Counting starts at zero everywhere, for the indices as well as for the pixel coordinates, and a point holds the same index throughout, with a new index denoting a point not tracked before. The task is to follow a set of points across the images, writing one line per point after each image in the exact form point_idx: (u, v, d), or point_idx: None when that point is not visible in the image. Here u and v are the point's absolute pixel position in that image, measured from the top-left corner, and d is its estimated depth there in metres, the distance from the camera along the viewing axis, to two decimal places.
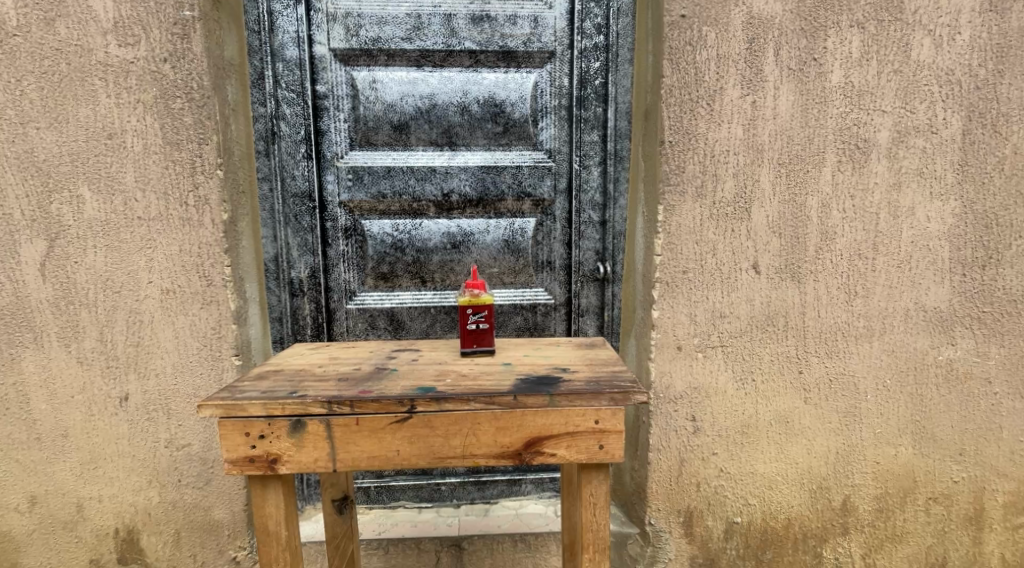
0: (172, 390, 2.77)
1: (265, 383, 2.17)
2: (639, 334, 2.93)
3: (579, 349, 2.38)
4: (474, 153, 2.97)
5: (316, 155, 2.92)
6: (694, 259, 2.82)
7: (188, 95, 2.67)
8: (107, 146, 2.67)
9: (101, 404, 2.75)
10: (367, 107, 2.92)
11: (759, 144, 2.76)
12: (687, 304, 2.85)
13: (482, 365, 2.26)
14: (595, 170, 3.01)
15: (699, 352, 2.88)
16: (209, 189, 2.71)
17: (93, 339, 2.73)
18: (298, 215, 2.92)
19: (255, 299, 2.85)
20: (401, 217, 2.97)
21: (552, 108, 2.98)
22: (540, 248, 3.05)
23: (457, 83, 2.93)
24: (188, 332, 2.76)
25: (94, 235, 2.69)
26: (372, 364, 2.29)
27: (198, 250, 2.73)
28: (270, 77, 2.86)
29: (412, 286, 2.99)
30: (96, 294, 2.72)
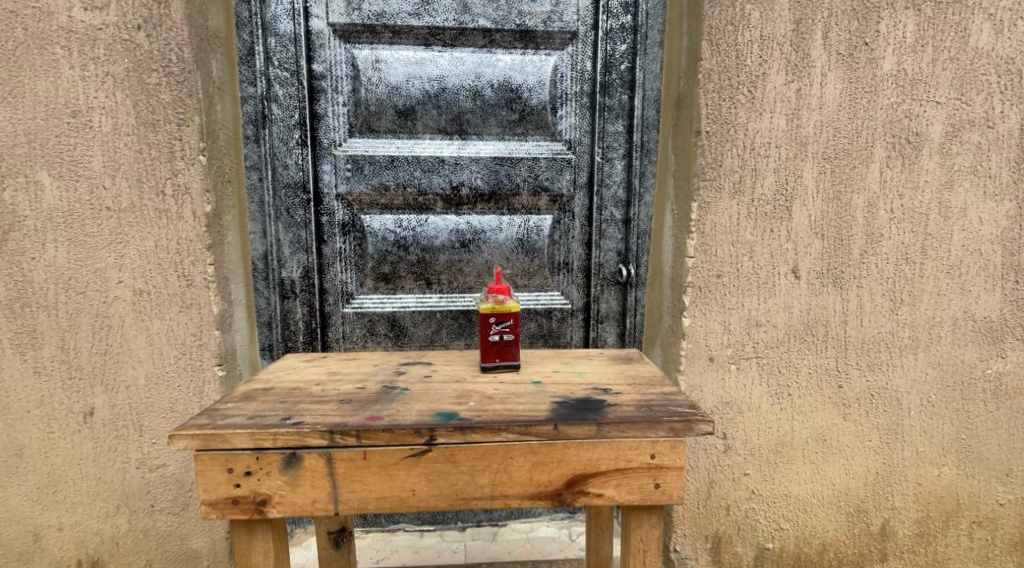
0: (145, 403, 2.47)
1: (252, 406, 1.86)
2: (666, 344, 2.60)
3: (614, 367, 2.11)
4: (486, 142, 2.65)
5: (311, 142, 2.59)
6: (729, 262, 2.50)
7: (166, 69, 2.38)
8: (70, 126, 2.36)
9: (62, 420, 2.44)
10: (369, 89, 2.60)
11: (802, 137, 2.46)
12: (720, 311, 2.53)
13: (508, 385, 1.98)
14: (619, 164, 2.69)
15: (732, 364, 2.56)
16: (189, 177, 2.42)
17: (54, 347, 2.42)
18: (291, 209, 2.61)
19: (241, 301, 2.55)
20: (406, 213, 2.64)
21: (574, 94, 2.66)
22: (557, 247, 2.74)
23: (469, 65, 2.61)
24: (164, 339, 2.46)
25: (54, 228, 2.39)
26: (378, 382, 1.99)
27: (176, 246, 2.43)
28: (262, 53, 2.55)
29: (416, 289, 2.67)
30: (56, 295, 2.41)
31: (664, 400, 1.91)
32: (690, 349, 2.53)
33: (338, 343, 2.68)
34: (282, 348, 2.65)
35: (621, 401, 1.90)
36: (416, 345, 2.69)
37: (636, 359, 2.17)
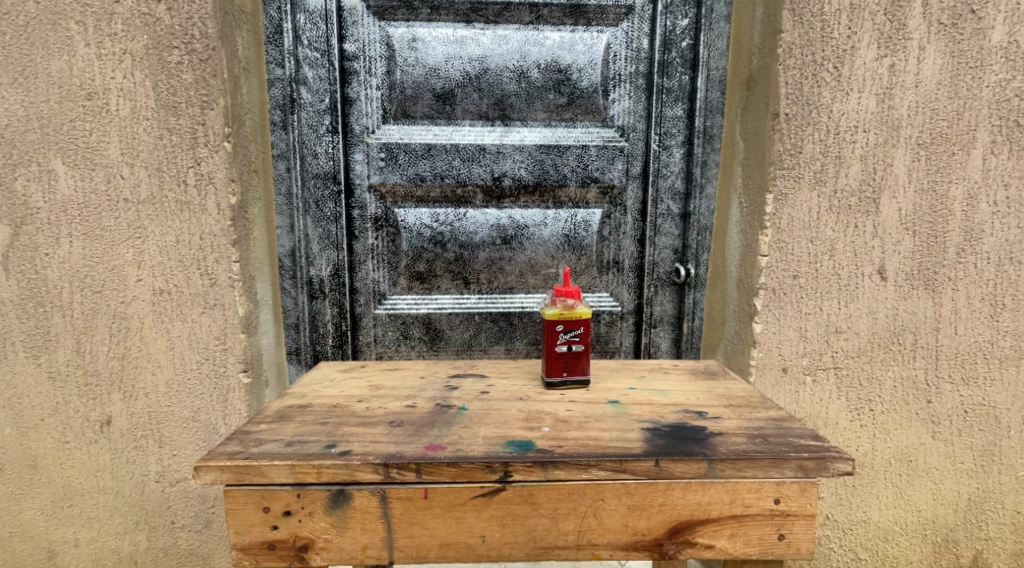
0: (164, 413, 2.28)
1: (288, 429, 1.66)
2: (731, 351, 2.25)
3: (698, 384, 1.86)
4: (531, 129, 2.32)
5: (342, 129, 2.35)
6: (806, 260, 2.16)
7: (188, 45, 2.16)
8: (86, 110, 2.16)
9: (77, 429, 2.27)
10: (405, 71, 2.32)
11: (895, 120, 2.12)
12: (796, 316, 2.18)
13: (582, 405, 1.74)
14: (678, 153, 2.34)
15: (806, 375, 2.20)
16: (213, 166, 2.20)
17: (68, 350, 2.23)
18: (320, 202, 2.36)
19: (267, 301, 2.32)
20: (442, 206, 2.35)
21: (628, 75, 2.31)
22: (607, 244, 2.38)
23: (514, 44, 2.29)
24: (186, 343, 2.25)
25: (69, 221, 2.19)
26: (433, 400, 1.77)
27: (200, 240, 2.22)
28: (291, 31, 2.30)
29: (453, 289, 2.38)
30: (71, 295, 2.21)
31: (776, 429, 1.66)
32: (761, 358, 2.18)
33: (369, 347, 2.43)
34: (310, 354, 2.42)
35: (725, 430, 1.65)
36: (454, 349, 2.39)
37: (719, 374, 1.92)
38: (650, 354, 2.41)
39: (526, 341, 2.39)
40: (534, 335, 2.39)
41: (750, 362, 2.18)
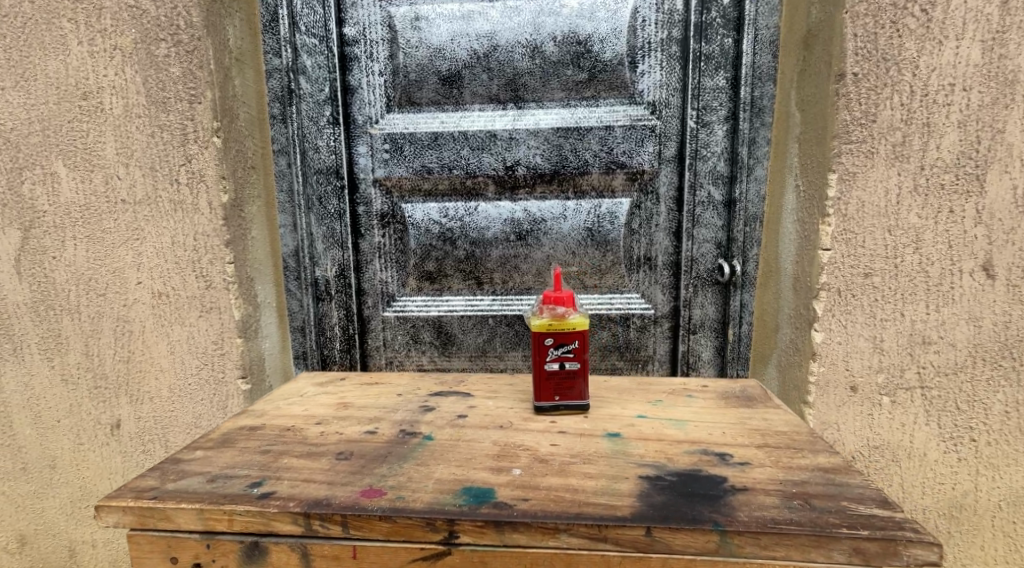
0: (168, 416, 1.76)
1: (226, 456, 1.21)
2: (785, 363, 1.70)
3: (729, 412, 1.33)
4: (547, 111, 1.84)
5: (343, 120, 1.86)
6: (883, 254, 1.58)
7: (174, 37, 1.64)
8: (83, 111, 1.68)
9: (90, 431, 1.78)
10: (408, 54, 1.84)
11: (1015, 68, 1.52)
12: (869, 324, 1.59)
13: (568, 437, 1.24)
14: (722, 132, 1.80)
15: (884, 397, 1.61)
16: (205, 162, 1.67)
17: (79, 353, 1.76)
18: (323, 198, 1.87)
19: (270, 303, 1.82)
20: (451, 199, 1.88)
21: (660, 42, 1.80)
22: (637, 239, 1.88)
23: (526, 16, 1.80)
24: (186, 349, 1.73)
25: (72, 224, 1.71)
26: (399, 423, 1.29)
27: (194, 243, 1.70)
28: (288, 19, 1.81)
29: (465, 288, 1.90)
30: (77, 299, 1.74)
31: (828, 487, 1.14)
32: (823, 374, 1.61)
33: (379, 353, 1.94)
34: (318, 360, 1.92)
35: (753, 485, 1.14)
36: (464, 358, 1.91)
37: (764, 400, 1.38)
38: (689, 366, 1.88)
39: None
40: None
41: (810, 377, 1.61)
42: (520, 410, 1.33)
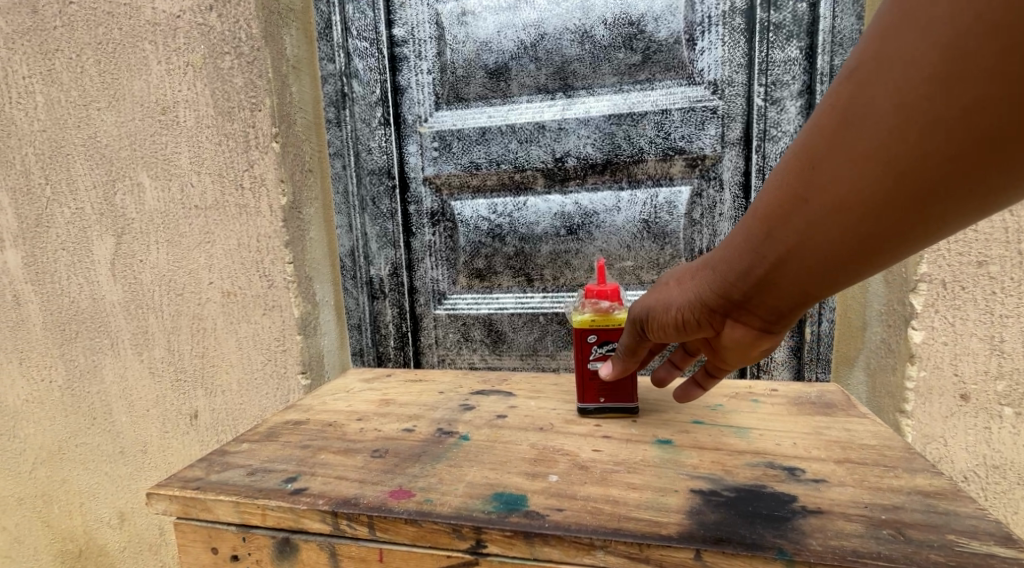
0: (239, 409, 1.68)
1: (269, 449, 1.18)
2: (876, 366, 1.55)
3: (798, 420, 1.23)
4: (599, 98, 1.75)
5: (394, 120, 1.84)
6: (1002, 237, 1.40)
7: (236, 50, 1.56)
8: (163, 126, 1.60)
9: (176, 423, 1.72)
10: (455, 50, 1.80)
11: None
12: (985, 320, 1.43)
13: (617, 446, 1.15)
14: (795, 107, 1.68)
15: (1006, 407, 1.43)
16: (265, 166, 1.58)
17: (165, 353, 1.69)
18: (376, 198, 1.86)
19: (330, 302, 1.74)
20: (500, 195, 1.83)
21: (722, 15, 1.68)
22: (698, 230, 1.77)
23: (574, 2, 1.73)
24: (254, 347, 1.65)
25: (156, 229, 1.64)
26: (436, 422, 1.23)
27: (257, 244, 1.61)
28: (341, 24, 1.80)
29: (515, 286, 1.85)
30: (161, 300, 1.67)
31: (928, 515, 1.00)
32: (924, 379, 1.46)
33: (431, 351, 1.92)
34: (374, 356, 1.92)
35: (831, 508, 1.02)
36: (514, 356, 1.87)
37: (844, 408, 1.27)
38: (760, 368, 1.76)
39: None
40: None
41: (908, 383, 1.47)
42: (563, 412, 1.26)
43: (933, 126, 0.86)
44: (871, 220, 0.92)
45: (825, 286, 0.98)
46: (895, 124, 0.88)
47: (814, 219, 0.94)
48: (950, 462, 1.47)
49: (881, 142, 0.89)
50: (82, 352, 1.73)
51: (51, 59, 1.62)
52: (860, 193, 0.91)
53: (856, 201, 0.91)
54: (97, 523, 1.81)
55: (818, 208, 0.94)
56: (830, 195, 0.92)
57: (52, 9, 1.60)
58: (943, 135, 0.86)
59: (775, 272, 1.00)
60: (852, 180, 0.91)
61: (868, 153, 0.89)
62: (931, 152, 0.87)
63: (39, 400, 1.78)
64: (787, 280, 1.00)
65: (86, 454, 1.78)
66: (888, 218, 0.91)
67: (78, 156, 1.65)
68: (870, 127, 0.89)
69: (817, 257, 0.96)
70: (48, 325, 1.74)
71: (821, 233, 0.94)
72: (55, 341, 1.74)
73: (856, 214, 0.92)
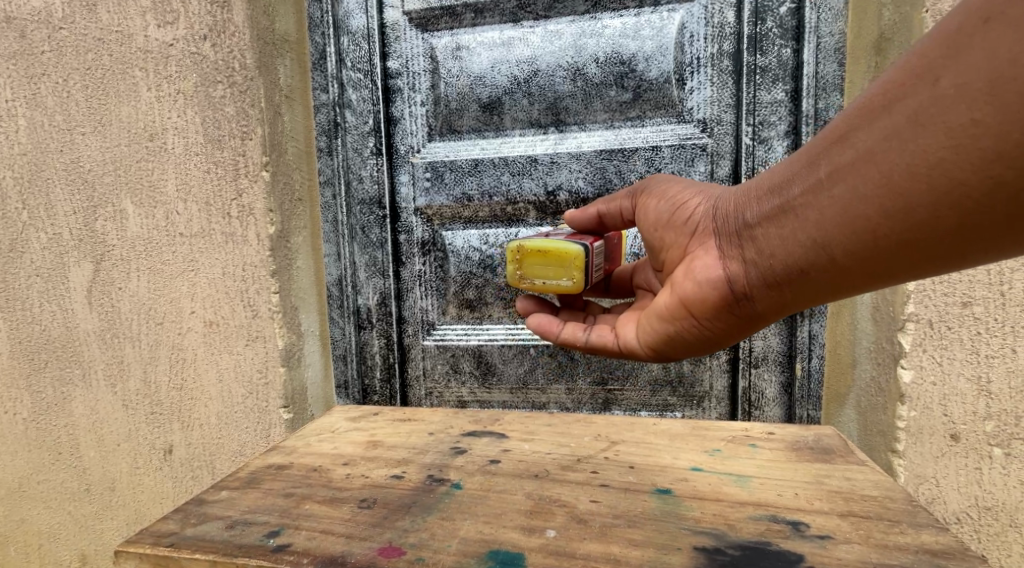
0: (215, 443, 1.63)
1: (249, 496, 1.13)
2: (866, 405, 1.51)
3: (796, 468, 1.19)
4: (591, 134, 1.73)
5: (387, 151, 1.81)
6: (985, 279, 1.36)
7: (230, 78, 1.53)
8: (150, 152, 1.57)
9: (146, 456, 1.66)
10: (449, 84, 1.78)
11: None
12: (971, 361, 1.38)
13: (614, 496, 1.11)
14: (782, 148, 1.65)
15: (996, 448, 1.39)
16: (254, 195, 1.55)
17: (141, 384, 1.64)
18: (366, 227, 1.82)
19: (315, 333, 1.70)
20: (491, 226, 1.80)
21: (710, 56, 1.67)
22: None
23: (566, 40, 1.71)
24: (235, 380, 1.60)
25: (137, 257, 1.60)
26: (424, 467, 1.19)
27: (242, 273, 1.57)
28: (335, 56, 1.77)
29: (506, 316, 1.80)
30: (139, 329, 1.62)
31: None
32: (914, 419, 1.41)
33: (419, 384, 1.86)
34: (359, 390, 1.85)
35: None
36: (505, 389, 1.82)
37: (842, 455, 1.22)
38: (752, 405, 1.71)
39: (589, 379, 1.77)
40: (601, 370, 1.77)
41: (899, 423, 1.42)
42: (559, 456, 1.21)
43: (1002, 136, 0.84)
44: (889, 205, 0.92)
45: (819, 263, 0.99)
46: (967, 117, 0.86)
47: (840, 179, 0.95)
48: (942, 503, 1.42)
49: (942, 125, 0.87)
50: (52, 382, 1.68)
51: (36, 83, 1.59)
52: (897, 172, 0.91)
53: (887, 176, 0.91)
54: (59, 562, 1.75)
55: (849, 167, 0.94)
56: (870, 156, 0.92)
57: (41, 34, 1.57)
58: (1006, 146, 0.84)
59: (781, 224, 1.02)
60: (897, 150, 0.90)
61: (923, 130, 0.89)
62: (985, 160, 0.86)
63: (4, 432, 1.72)
64: (788, 241, 1.01)
65: (51, 488, 1.72)
66: (909, 206, 0.91)
67: (58, 181, 1.61)
68: (941, 105, 0.87)
69: (826, 224, 0.97)
70: (17, 352, 1.69)
71: (842, 196, 0.95)
72: (23, 370, 1.69)
73: (879, 190, 0.92)
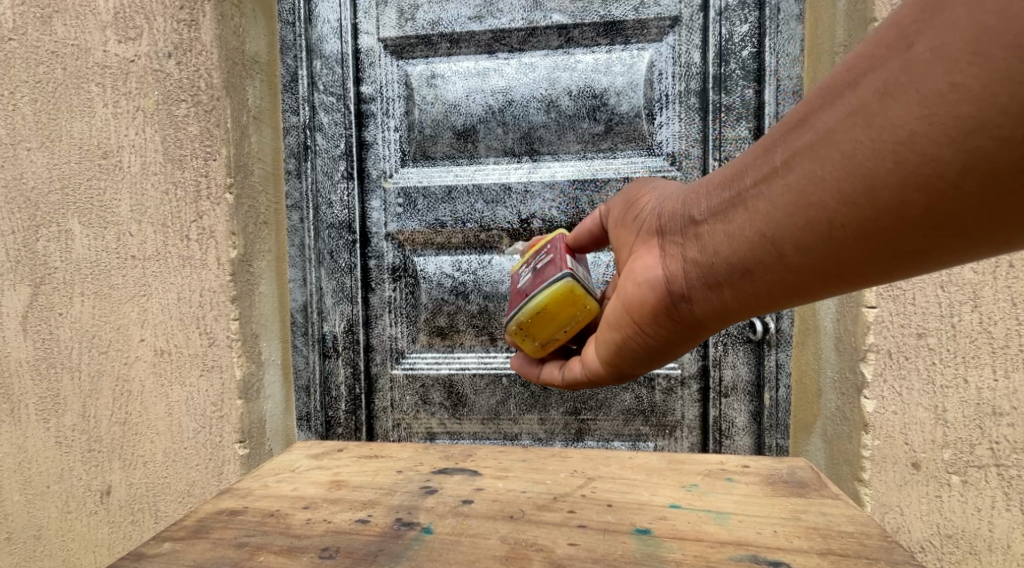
0: (161, 483, 1.55)
1: (198, 546, 1.06)
2: (832, 433, 1.46)
3: (773, 504, 1.14)
4: (564, 164, 1.71)
5: (359, 175, 1.76)
6: (937, 311, 1.34)
7: (194, 98, 1.48)
8: (102, 170, 1.50)
9: (79, 499, 1.56)
10: (423, 110, 1.74)
11: None
12: (927, 391, 1.35)
13: (588, 538, 1.07)
14: None
15: (953, 476, 1.35)
16: (216, 218, 1.50)
17: (79, 418, 1.55)
18: (334, 251, 1.75)
19: (277, 362, 1.63)
20: (464, 253, 1.75)
21: (678, 94, 1.67)
22: None
23: (541, 72, 1.70)
24: (188, 413, 1.53)
25: (82, 280, 1.52)
26: (388, 510, 1.13)
27: (198, 299, 1.51)
28: (307, 79, 1.72)
29: (478, 344, 1.76)
30: (79, 358, 1.54)
31: None
32: (879, 448, 1.37)
33: (386, 415, 1.79)
34: (323, 422, 1.77)
35: None
36: (476, 420, 1.76)
37: (817, 488, 1.18)
38: (723, 434, 1.68)
39: (563, 409, 1.73)
40: (574, 401, 1.73)
41: (864, 451, 1.37)
42: (534, 495, 1.16)
43: (985, 101, 0.81)
44: (849, 191, 0.88)
45: (772, 260, 0.95)
46: (944, 83, 0.83)
47: (797, 165, 0.91)
48: (906, 532, 1.37)
49: (914, 95, 0.84)
50: None
51: None
52: (860, 152, 0.87)
53: (849, 156, 0.88)
54: None
55: (808, 151, 0.90)
56: (833, 136, 0.88)
57: None
58: (989, 113, 0.81)
59: (730, 218, 0.98)
60: (865, 128, 0.87)
61: (893, 103, 0.85)
62: (961, 134, 0.83)
63: None
64: (736, 234, 0.97)
65: None
66: (877, 189, 0.87)
67: None
68: (914, 72, 0.84)
69: (784, 213, 0.93)
70: None
71: (799, 182, 0.91)
72: None
73: (840, 171, 0.88)
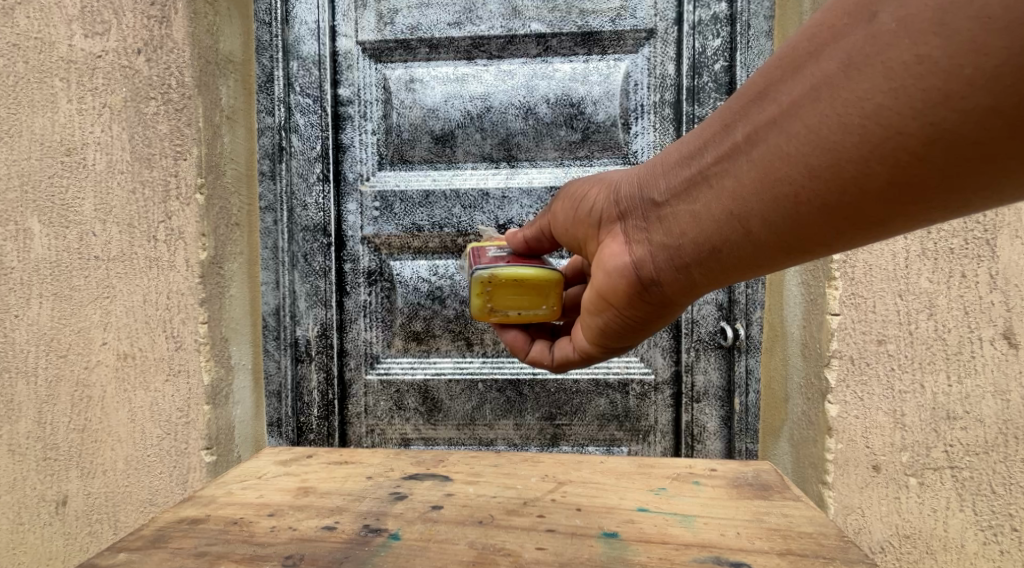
0: (122, 491, 1.52)
1: (157, 557, 1.04)
2: (799, 438, 1.46)
3: (738, 506, 1.14)
4: (541, 171, 1.71)
5: (335, 177, 1.74)
6: (897, 318, 1.35)
7: (165, 96, 1.46)
8: (65, 168, 1.48)
9: (33, 508, 1.53)
10: (401, 114, 1.73)
11: None
12: (888, 396, 1.36)
13: (554, 544, 1.06)
14: None
15: (910, 478, 1.35)
16: (185, 219, 1.48)
17: (35, 423, 1.51)
18: (308, 254, 1.73)
19: (245, 367, 1.61)
20: (440, 257, 1.74)
21: (652, 105, 1.68)
22: None
23: (518, 80, 1.69)
24: (151, 417, 1.50)
25: (40, 282, 1.49)
26: (349, 517, 1.12)
27: (165, 302, 1.48)
28: (283, 79, 1.70)
29: (453, 349, 1.75)
30: (35, 362, 1.51)
31: None
32: (841, 452, 1.37)
33: (358, 421, 1.77)
34: (294, 428, 1.74)
35: None
36: (451, 425, 1.75)
37: (780, 490, 1.18)
38: (694, 439, 1.68)
39: (538, 414, 1.73)
40: (548, 406, 1.72)
41: (827, 455, 1.37)
42: (504, 500, 1.15)
43: (931, 71, 0.79)
44: (816, 165, 0.86)
45: (736, 237, 0.93)
46: (909, 54, 0.80)
47: (760, 140, 0.89)
48: (867, 533, 1.37)
49: (881, 66, 0.81)
50: None
51: None
52: (827, 126, 0.85)
53: (814, 129, 0.86)
54: None
55: (767, 126, 0.89)
56: (797, 111, 0.86)
57: None
58: (954, 86, 0.79)
59: (692, 197, 0.96)
60: (837, 100, 0.84)
61: (858, 76, 0.83)
62: (926, 104, 0.80)
63: None
64: (703, 213, 0.95)
65: None
66: (836, 163, 0.85)
67: None
68: (879, 44, 0.81)
69: (752, 189, 0.91)
70: None
71: (764, 158, 0.89)
72: None
73: (807, 146, 0.86)
